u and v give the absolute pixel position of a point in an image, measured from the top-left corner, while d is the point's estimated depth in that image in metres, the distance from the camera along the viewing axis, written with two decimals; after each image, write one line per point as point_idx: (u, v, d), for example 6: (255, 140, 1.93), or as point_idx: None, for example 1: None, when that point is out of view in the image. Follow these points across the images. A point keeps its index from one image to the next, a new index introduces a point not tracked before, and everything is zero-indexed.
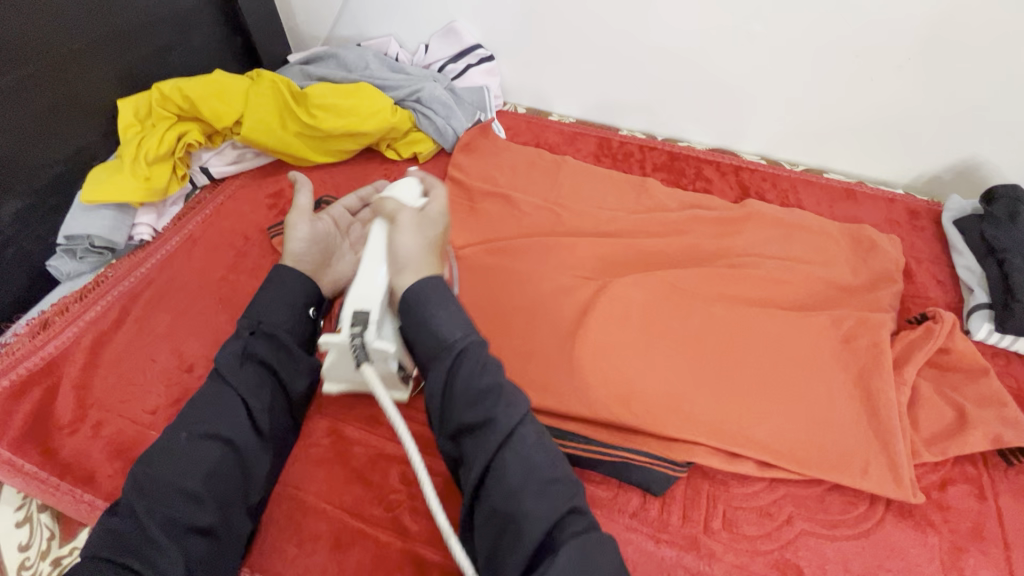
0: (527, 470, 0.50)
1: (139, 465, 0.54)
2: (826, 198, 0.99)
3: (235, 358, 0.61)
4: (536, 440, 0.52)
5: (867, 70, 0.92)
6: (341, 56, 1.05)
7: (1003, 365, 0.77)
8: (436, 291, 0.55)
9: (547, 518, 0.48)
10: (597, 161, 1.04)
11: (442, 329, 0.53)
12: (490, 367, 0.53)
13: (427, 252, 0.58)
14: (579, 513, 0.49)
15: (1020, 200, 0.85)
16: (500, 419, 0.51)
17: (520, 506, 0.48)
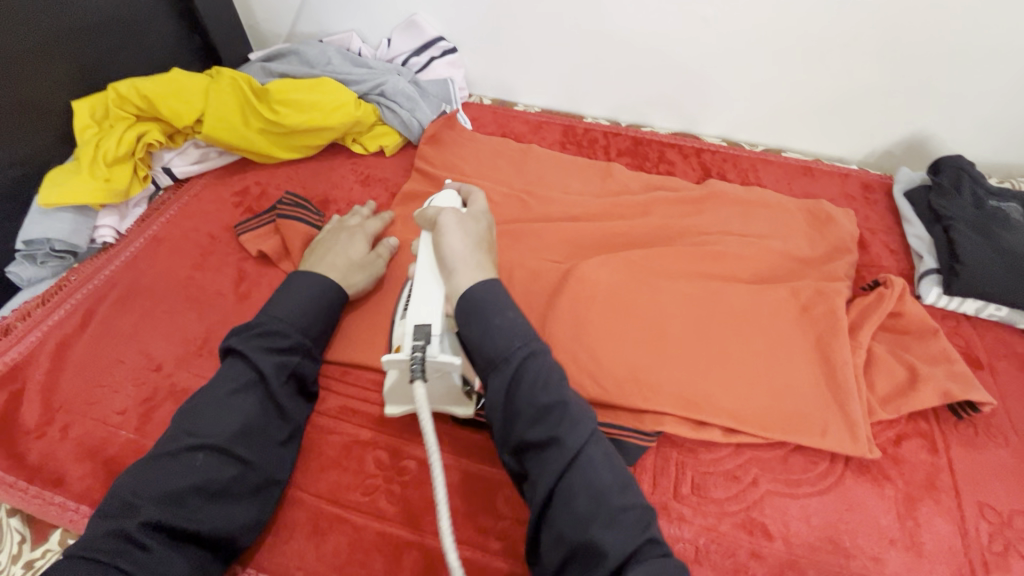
0: (596, 494, 0.49)
1: (134, 465, 0.55)
2: (784, 176, 1.03)
3: (268, 365, 0.61)
4: (606, 463, 0.51)
5: (816, 52, 0.95)
6: (303, 53, 1.05)
7: (952, 326, 0.81)
8: (494, 297, 0.56)
9: (617, 545, 0.47)
10: (563, 148, 1.06)
11: (504, 340, 0.54)
12: (554, 384, 0.52)
13: (478, 250, 0.61)
14: (651, 539, 0.48)
15: (963, 169, 0.90)
16: (566, 439, 0.50)
17: (591, 532, 0.47)
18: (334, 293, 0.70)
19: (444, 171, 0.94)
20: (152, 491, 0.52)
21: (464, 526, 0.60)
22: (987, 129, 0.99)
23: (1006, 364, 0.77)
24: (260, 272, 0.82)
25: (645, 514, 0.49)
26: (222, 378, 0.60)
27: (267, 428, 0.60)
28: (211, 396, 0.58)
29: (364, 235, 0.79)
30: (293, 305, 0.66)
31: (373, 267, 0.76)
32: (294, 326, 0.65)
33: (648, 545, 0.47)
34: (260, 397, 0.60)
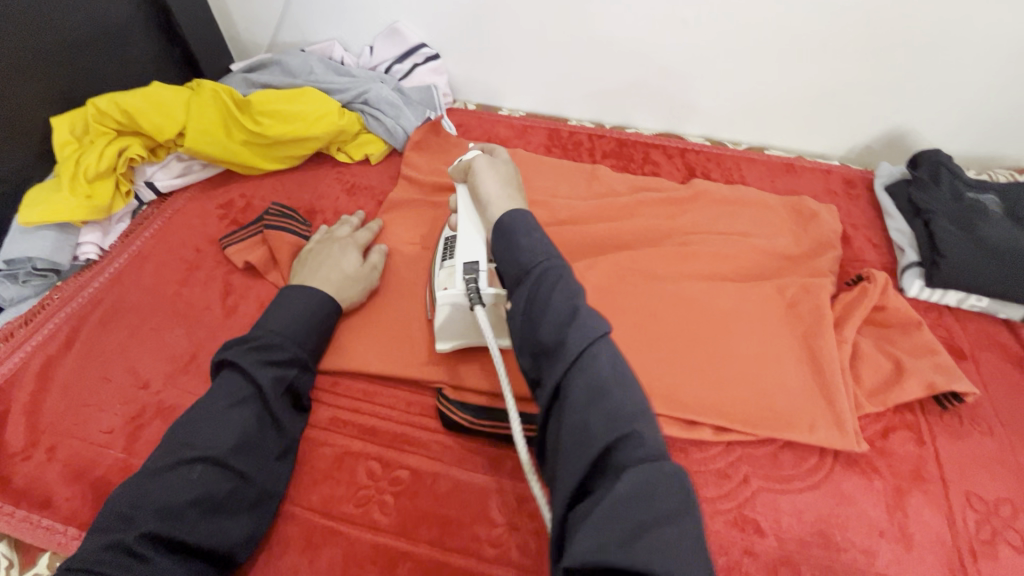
0: (598, 393, 0.44)
1: (131, 480, 0.54)
2: (767, 174, 1.04)
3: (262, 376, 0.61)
4: (613, 367, 0.46)
5: (796, 51, 0.96)
6: (285, 62, 1.05)
7: (935, 318, 0.82)
8: (523, 216, 0.58)
9: (609, 436, 0.42)
10: (548, 152, 1.06)
11: (526, 250, 0.54)
12: (569, 290, 0.51)
13: (509, 186, 0.65)
14: (651, 445, 0.42)
15: (941, 163, 0.92)
16: (572, 338, 0.47)
17: (586, 423, 0.43)
18: (326, 306, 0.70)
19: (430, 177, 0.94)
20: (150, 506, 0.51)
21: (458, 535, 0.60)
22: (964, 123, 1.01)
23: (988, 354, 0.79)
24: (247, 284, 0.81)
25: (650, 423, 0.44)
26: (218, 391, 0.60)
27: (264, 441, 0.60)
28: (208, 409, 0.58)
29: (356, 246, 0.79)
30: (288, 319, 0.66)
31: (367, 279, 0.76)
32: (289, 339, 0.65)
33: (645, 446, 0.42)
34: (256, 411, 0.60)
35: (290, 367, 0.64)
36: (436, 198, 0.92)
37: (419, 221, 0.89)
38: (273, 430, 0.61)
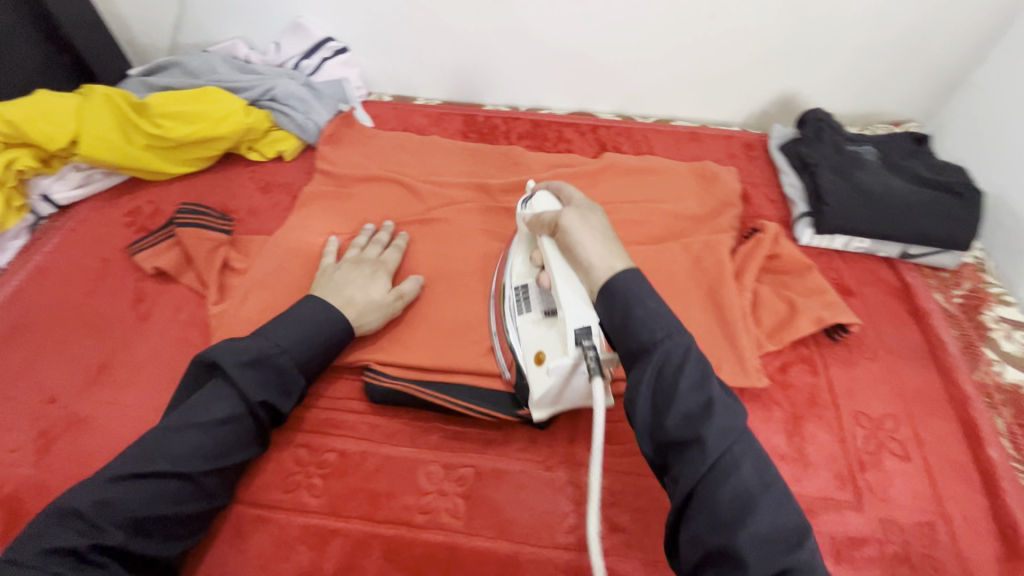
0: (741, 505, 0.43)
1: (96, 476, 0.52)
2: (674, 142, 1.09)
3: (258, 390, 0.59)
4: (755, 471, 0.45)
5: (687, 24, 1.01)
6: (186, 63, 1.02)
7: (826, 262, 0.90)
8: (648, 285, 0.52)
9: (761, 564, 0.41)
10: (464, 138, 1.08)
11: (646, 329, 0.50)
12: (699, 378, 0.48)
13: (611, 242, 0.57)
14: (810, 569, 0.41)
15: (823, 121, 1.01)
16: (709, 441, 0.45)
17: (737, 544, 0.42)
18: (335, 326, 0.66)
19: (346, 169, 0.95)
20: (116, 514, 0.50)
21: (386, 507, 0.62)
22: (845, 84, 1.10)
23: (872, 290, 0.86)
24: (159, 290, 0.80)
25: (807, 539, 0.43)
26: (208, 400, 0.58)
27: (241, 462, 0.59)
28: (194, 419, 0.56)
29: (384, 272, 0.76)
30: (294, 335, 0.63)
31: (390, 309, 0.72)
32: (293, 357, 0.62)
33: (806, 570, 0.41)
34: (239, 433, 0.58)
35: (288, 386, 0.62)
36: (353, 189, 0.93)
37: (336, 213, 0.90)
38: (252, 448, 0.61)
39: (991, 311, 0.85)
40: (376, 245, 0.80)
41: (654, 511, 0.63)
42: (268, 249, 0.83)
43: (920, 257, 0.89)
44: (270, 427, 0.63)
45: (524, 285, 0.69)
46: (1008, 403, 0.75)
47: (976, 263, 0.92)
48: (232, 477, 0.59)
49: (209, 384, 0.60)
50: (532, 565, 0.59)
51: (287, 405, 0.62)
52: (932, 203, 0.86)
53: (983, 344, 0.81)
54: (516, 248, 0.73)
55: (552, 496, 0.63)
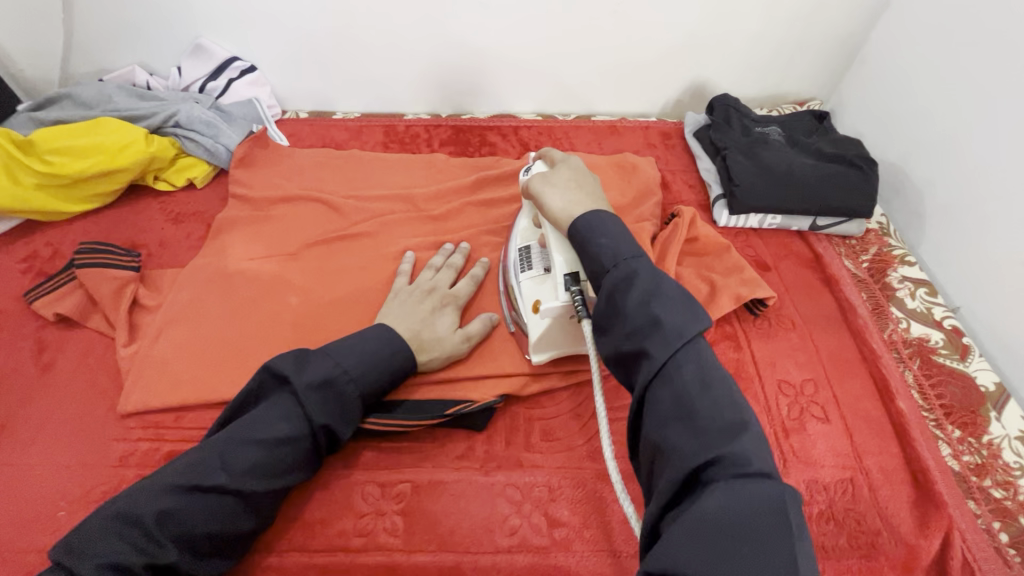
0: (682, 402, 0.46)
1: (157, 484, 0.52)
2: (594, 137, 1.11)
3: (319, 412, 0.57)
4: (699, 374, 0.47)
5: (592, 22, 1.04)
6: (78, 94, 0.96)
7: (744, 240, 0.93)
8: (620, 228, 0.58)
9: (695, 451, 0.44)
10: (386, 149, 1.07)
11: (607, 256, 0.56)
12: (649, 296, 0.51)
13: (579, 194, 0.64)
14: (750, 459, 0.43)
15: (730, 106, 1.05)
16: (654, 350, 0.49)
17: (678, 439, 0.45)
18: (400, 357, 0.64)
19: (262, 191, 0.91)
20: (174, 529, 0.50)
21: (322, 535, 0.60)
22: (749, 69, 1.15)
23: (787, 263, 0.91)
24: (63, 337, 0.76)
25: (751, 433, 0.44)
26: (271, 416, 0.56)
27: (295, 482, 0.58)
28: (257, 435, 0.55)
29: (455, 306, 0.72)
30: (362, 361, 0.61)
31: (453, 350, 0.68)
32: (359, 385, 0.60)
33: (744, 460, 0.42)
34: (299, 453, 0.57)
35: (352, 411, 0.60)
36: (271, 211, 0.90)
37: (253, 238, 0.87)
38: (309, 468, 0.59)
39: (896, 272, 0.91)
40: (450, 270, 0.76)
41: (591, 501, 0.64)
42: (182, 282, 0.80)
43: (828, 228, 0.94)
44: (330, 448, 0.61)
45: (527, 246, 0.71)
46: (915, 356, 0.80)
47: (880, 228, 0.97)
48: (282, 497, 0.58)
49: (275, 396, 0.58)
50: (474, 571, 0.59)
51: (348, 431, 0.60)
52: (832, 176, 0.91)
53: (890, 304, 0.86)
54: (522, 213, 0.75)
55: (491, 500, 0.63)
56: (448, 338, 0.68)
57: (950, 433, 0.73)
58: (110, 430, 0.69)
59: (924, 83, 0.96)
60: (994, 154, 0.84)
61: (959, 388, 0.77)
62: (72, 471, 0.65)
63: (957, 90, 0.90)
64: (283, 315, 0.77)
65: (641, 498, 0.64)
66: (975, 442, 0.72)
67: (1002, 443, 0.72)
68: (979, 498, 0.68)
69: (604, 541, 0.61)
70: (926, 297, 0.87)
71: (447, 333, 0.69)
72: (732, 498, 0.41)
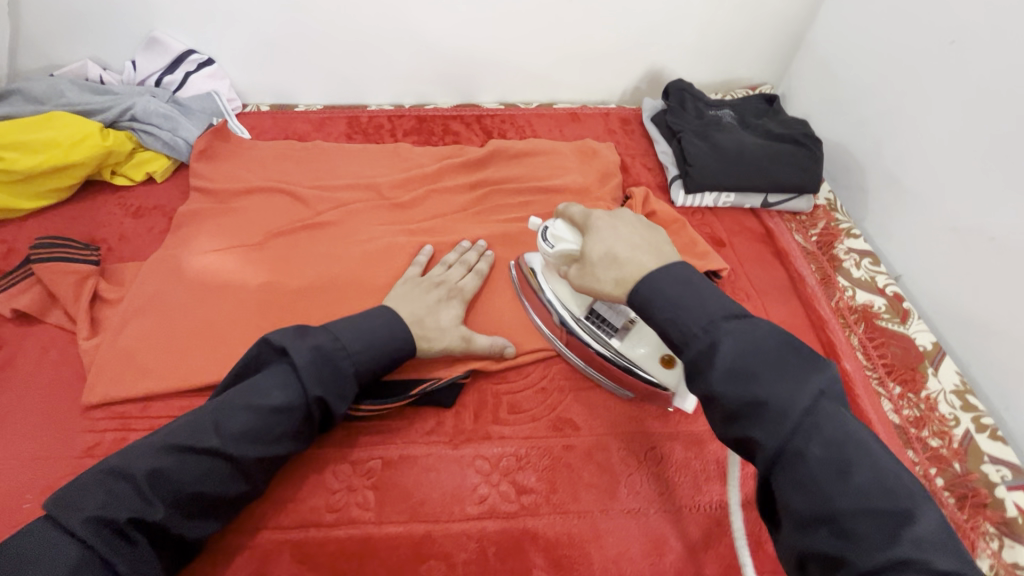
0: (817, 497, 0.40)
1: (152, 444, 0.53)
2: (556, 124, 1.14)
3: (313, 383, 0.58)
4: (831, 456, 0.41)
5: (549, 11, 1.06)
6: (27, 90, 0.94)
7: (700, 219, 0.97)
8: (682, 289, 0.50)
9: (864, 558, 0.37)
10: (349, 140, 1.07)
11: (677, 330, 0.49)
12: (738, 371, 0.45)
13: (622, 266, 0.54)
14: (925, 558, 0.36)
15: (685, 90, 1.09)
16: (764, 438, 0.43)
17: (829, 540, 0.39)
18: (400, 337, 0.65)
19: (224, 183, 0.91)
20: (165, 489, 0.51)
21: (294, 513, 0.61)
22: (703, 55, 1.19)
23: (740, 239, 0.95)
24: (20, 334, 0.75)
25: (918, 527, 0.37)
26: (268, 385, 0.58)
27: (288, 452, 0.58)
28: (252, 401, 0.56)
29: (461, 298, 0.75)
30: (359, 339, 0.62)
31: (451, 339, 0.69)
32: (356, 363, 0.61)
33: (921, 561, 0.36)
34: (293, 424, 0.58)
35: (347, 387, 0.61)
36: (234, 202, 0.90)
37: (217, 229, 0.86)
38: (303, 439, 0.60)
39: (842, 244, 0.95)
40: (462, 266, 0.78)
41: (558, 468, 0.66)
42: (143, 274, 0.80)
43: (779, 204, 0.98)
44: (325, 422, 0.62)
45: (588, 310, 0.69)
46: (860, 321, 0.85)
47: (828, 204, 1.02)
48: (274, 466, 0.59)
49: (273, 366, 0.59)
50: (446, 540, 0.61)
51: (343, 407, 0.61)
52: (781, 154, 0.96)
53: (837, 274, 0.91)
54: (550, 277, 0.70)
55: (461, 472, 0.65)
56: (448, 326, 0.70)
57: (892, 389, 0.78)
58: (75, 423, 0.68)
59: (865, 62, 1.01)
60: (925, 131, 0.90)
61: (900, 348, 0.82)
62: (36, 465, 0.65)
63: (896, 67, 0.95)
64: (251, 305, 0.77)
65: (605, 462, 0.67)
66: (914, 397, 0.77)
67: (938, 397, 0.77)
68: (917, 448, 0.73)
69: (569, 503, 0.64)
70: (870, 266, 0.92)
71: (450, 323, 0.71)
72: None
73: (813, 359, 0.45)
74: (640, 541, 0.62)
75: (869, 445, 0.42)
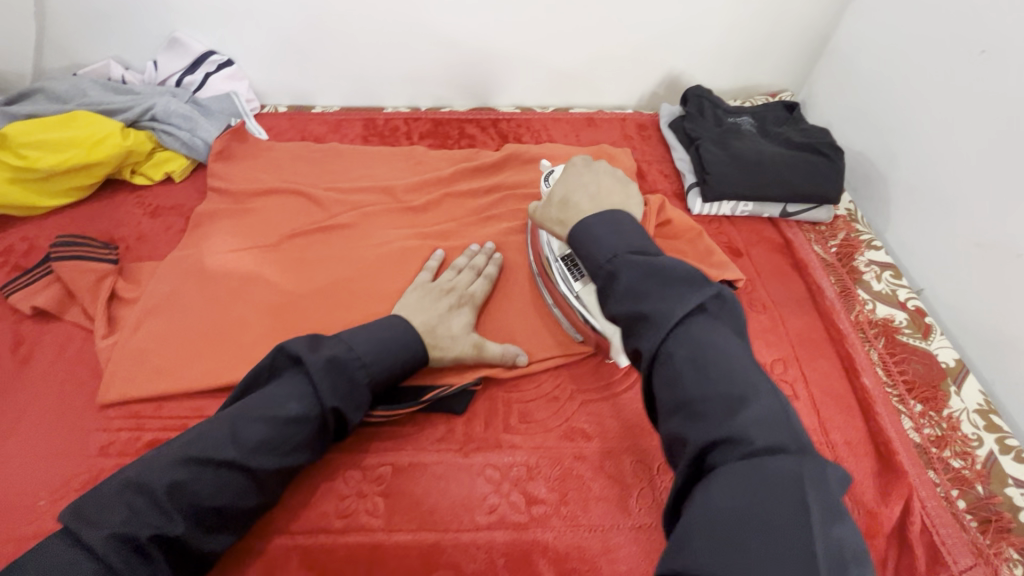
0: (677, 391, 0.43)
1: (169, 457, 0.53)
2: (572, 129, 1.13)
3: (329, 393, 0.58)
4: (692, 356, 0.43)
5: (566, 15, 1.05)
6: (51, 89, 0.95)
7: (717, 228, 0.96)
8: (607, 229, 0.56)
9: (704, 441, 0.40)
10: (365, 142, 1.08)
11: (592, 262, 0.56)
12: (630, 291, 0.50)
13: (565, 209, 0.64)
14: (750, 436, 0.39)
15: (703, 97, 1.07)
16: (645, 345, 0.46)
17: (682, 428, 0.42)
18: (413, 347, 0.65)
19: (240, 184, 0.92)
20: (183, 502, 0.51)
21: (304, 518, 0.61)
22: (722, 61, 1.17)
23: (758, 249, 0.94)
24: (40, 331, 0.76)
25: (750, 411, 0.40)
26: (284, 395, 0.57)
27: (303, 462, 0.58)
28: (268, 412, 0.56)
29: (472, 304, 0.74)
30: (374, 348, 0.62)
31: (464, 347, 0.69)
32: (371, 373, 0.61)
33: (746, 441, 0.39)
34: (309, 434, 0.58)
35: (362, 396, 0.61)
36: (250, 203, 0.90)
37: (232, 229, 0.87)
38: (318, 449, 0.60)
39: (863, 256, 0.93)
40: (471, 271, 0.77)
41: (568, 479, 0.66)
42: (160, 274, 0.80)
43: (798, 214, 0.97)
44: (340, 430, 0.62)
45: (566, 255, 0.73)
46: (880, 335, 0.83)
47: (848, 215, 1.00)
48: (290, 476, 0.59)
49: (289, 376, 0.59)
50: (454, 549, 0.60)
51: (357, 417, 0.60)
52: (802, 164, 0.94)
53: (857, 287, 0.90)
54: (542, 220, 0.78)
55: (470, 480, 0.65)
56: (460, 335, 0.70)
57: (912, 407, 0.76)
58: (90, 421, 0.69)
59: (890, 69, 0.99)
60: (951, 142, 0.87)
61: (921, 365, 0.80)
62: (51, 462, 0.66)
63: (923, 76, 0.92)
64: (265, 306, 0.78)
65: (616, 474, 0.66)
66: (936, 416, 0.75)
67: (961, 416, 0.75)
68: (938, 468, 0.71)
69: (580, 516, 0.63)
70: (891, 280, 0.90)
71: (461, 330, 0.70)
72: (741, 487, 0.36)
73: (700, 281, 0.48)
74: (651, 556, 0.61)
75: (734, 350, 0.44)
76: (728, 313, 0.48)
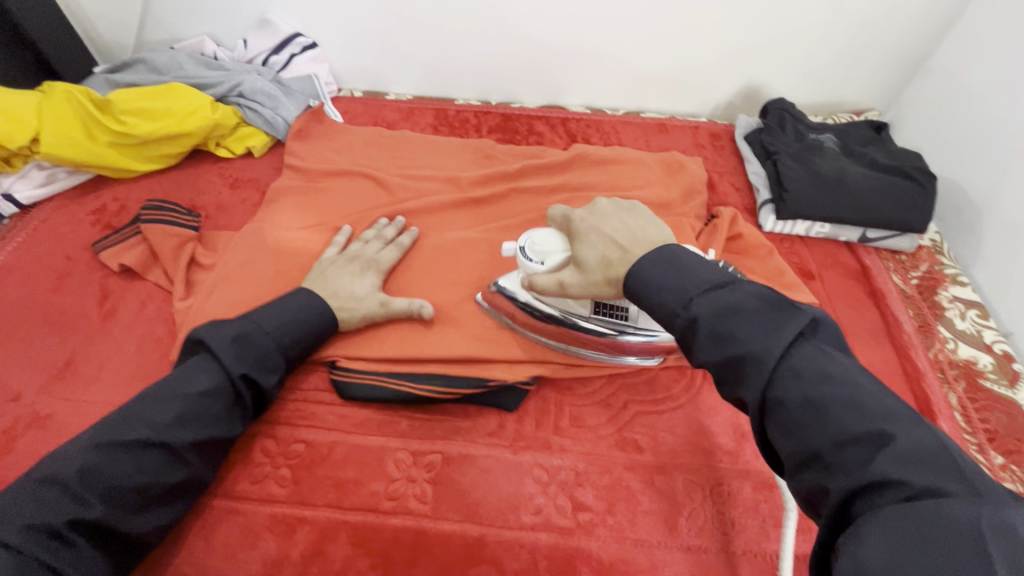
0: (800, 439, 0.41)
1: (78, 446, 0.53)
2: (642, 133, 1.11)
3: (234, 362, 0.60)
4: (804, 397, 0.41)
5: (649, 16, 1.03)
6: (150, 60, 1.01)
7: (788, 247, 0.92)
8: (665, 271, 0.53)
9: (844, 490, 0.37)
10: (435, 132, 1.09)
11: (663, 310, 0.51)
12: (715, 337, 0.47)
13: (613, 266, 0.58)
14: (902, 480, 0.35)
15: (784, 110, 1.04)
16: (748, 394, 0.44)
17: (816, 478, 0.39)
18: (321, 316, 0.68)
19: (314, 163, 0.94)
20: (98, 486, 0.51)
21: (354, 495, 0.63)
22: (806, 74, 1.12)
23: (831, 272, 0.90)
24: (125, 287, 0.81)
25: (898, 449, 0.37)
26: (192, 372, 0.60)
27: (224, 435, 0.60)
28: (179, 390, 0.58)
29: (377, 269, 0.76)
30: (280, 318, 0.65)
31: (368, 307, 0.71)
32: (275, 338, 0.64)
33: (900, 484, 0.35)
34: (224, 405, 0.60)
35: (271, 362, 0.64)
36: (322, 183, 0.93)
37: (305, 207, 0.90)
38: (237, 424, 0.61)
39: (946, 291, 0.88)
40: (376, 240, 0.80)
41: (617, 489, 0.65)
42: (235, 243, 0.84)
43: (878, 241, 0.92)
44: (254, 403, 0.64)
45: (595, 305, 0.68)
46: (961, 377, 0.78)
47: (933, 246, 0.95)
48: (216, 451, 0.60)
49: (193, 359, 0.61)
50: (497, 545, 0.60)
51: (270, 379, 0.63)
52: (886, 188, 0.89)
53: (938, 323, 0.84)
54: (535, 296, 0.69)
55: (518, 478, 0.65)
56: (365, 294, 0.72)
57: (993, 458, 0.71)
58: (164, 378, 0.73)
59: (995, 94, 0.92)
60: None
61: (1005, 414, 0.74)
62: None
63: None
64: None
65: (667, 490, 0.65)
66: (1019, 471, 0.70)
67: None
68: None
69: (627, 529, 0.62)
70: (977, 319, 0.85)
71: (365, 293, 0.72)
72: (902, 537, 0.32)
73: (794, 308, 0.46)
74: None
75: (853, 379, 0.41)
76: (826, 334, 0.46)
